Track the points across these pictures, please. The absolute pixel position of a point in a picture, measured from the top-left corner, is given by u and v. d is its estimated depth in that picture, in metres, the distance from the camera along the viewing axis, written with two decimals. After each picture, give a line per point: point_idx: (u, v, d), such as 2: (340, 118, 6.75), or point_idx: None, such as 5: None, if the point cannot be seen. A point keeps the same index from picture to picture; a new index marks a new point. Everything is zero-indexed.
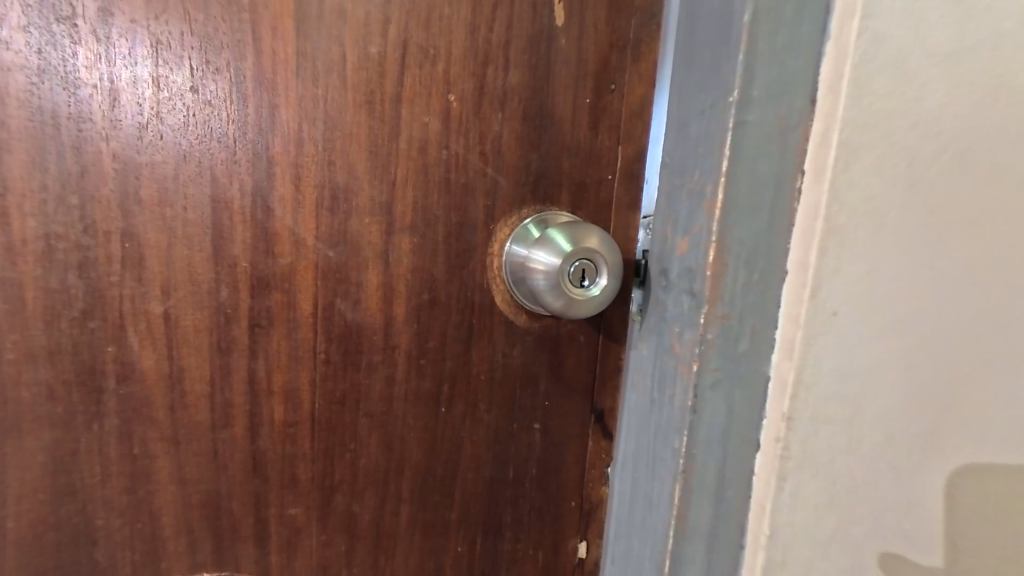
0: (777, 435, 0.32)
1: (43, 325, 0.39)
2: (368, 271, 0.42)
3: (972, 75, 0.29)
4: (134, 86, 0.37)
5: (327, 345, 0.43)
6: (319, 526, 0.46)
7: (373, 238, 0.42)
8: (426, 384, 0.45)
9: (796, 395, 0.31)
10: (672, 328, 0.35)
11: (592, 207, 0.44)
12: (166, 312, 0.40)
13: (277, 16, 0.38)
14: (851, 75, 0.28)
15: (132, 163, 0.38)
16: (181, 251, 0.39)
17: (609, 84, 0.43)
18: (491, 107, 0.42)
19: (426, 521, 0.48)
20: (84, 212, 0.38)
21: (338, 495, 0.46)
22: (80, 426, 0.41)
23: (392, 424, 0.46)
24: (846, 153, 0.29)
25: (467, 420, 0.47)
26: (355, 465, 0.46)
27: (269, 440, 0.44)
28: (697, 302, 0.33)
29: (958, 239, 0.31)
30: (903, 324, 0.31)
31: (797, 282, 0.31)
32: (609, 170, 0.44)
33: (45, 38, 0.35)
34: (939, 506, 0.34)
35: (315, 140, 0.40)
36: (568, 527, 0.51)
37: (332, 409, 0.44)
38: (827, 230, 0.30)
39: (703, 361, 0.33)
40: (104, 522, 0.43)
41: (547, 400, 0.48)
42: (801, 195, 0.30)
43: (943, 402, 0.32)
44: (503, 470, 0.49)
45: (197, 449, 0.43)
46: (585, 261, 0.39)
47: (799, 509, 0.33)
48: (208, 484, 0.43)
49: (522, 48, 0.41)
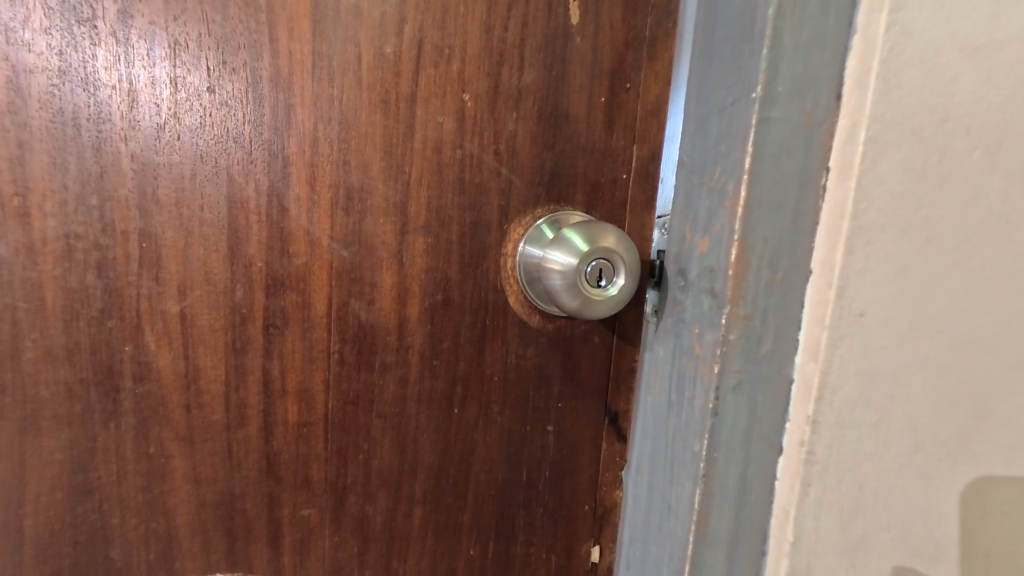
0: (801, 439, 0.31)
1: (62, 324, 0.39)
2: (382, 271, 0.42)
3: (1006, 68, 0.28)
4: (152, 86, 0.37)
5: (342, 345, 0.43)
6: (332, 526, 0.46)
7: (388, 237, 0.42)
8: (440, 384, 0.45)
9: (821, 398, 0.31)
10: (691, 329, 0.35)
11: (606, 207, 0.44)
12: (182, 311, 0.40)
13: (293, 17, 0.38)
14: (878, 70, 0.28)
15: (150, 163, 0.38)
16: (198, 251, 0.39)
17: (624, 83, 0.43)
18: (506, 106, 0.42)
19: (438, 523, 0.48)
20: (103, 212, 0.38)
21: (350, 496, 0.46)
22: (97, 425, 0.41)
23: (405, 425, 0.45)
24: (874, 149, 0.28)
25: (481, 419, 0.47)
26: (368, 465, 0.45)
27: (283, 440, 0.44)
28: (718, 302, 0.32)
29: (992, 238, 0.30)
30: (933, 325, 0.30)
31: (822, 282, 0.30)
32: (624, 169, 0.44)
33: (66, 40, 0.36)
34: (970, 514, 0.33)
35: (330, 140, 0.40)
36: (581, 530, 0.50)
37: (345, 409, 0.44)
38: (854, 228, 0.29)
39: (725, 362, 0.32)
40: (119, 521, 0.43)
41: (560, 402, 0.47)
42: (826, 193, 0.30)
43: (976, 405, 0.31)
44: (517, 471, 0.48)
45: (212, 449, 0.43)
46: (602, 260, 0.38)
47: (824, 515, 0.32)
48: (222, 484, 0.43)
49: (537, 47, 0.41)
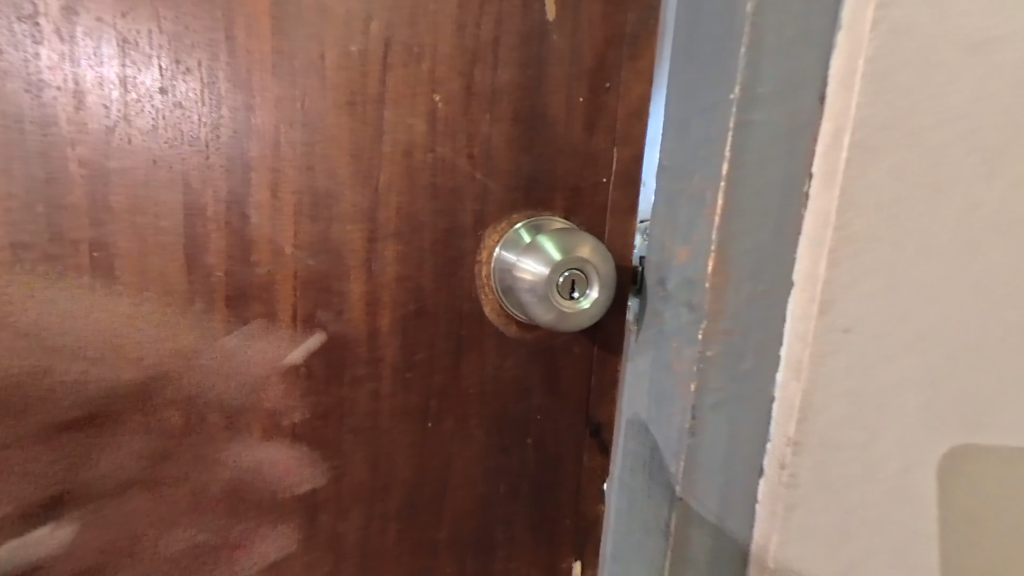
0: (782, 461, 0.30)
1: (11, 338, 0.37)
2: (351, 281, 0.40)
3: (1005, 66, 0.27)
4: (100, 87, 0.35)
5: (309, 358, 0.41)
6: (303, 545, 0.44)
7: (358, 246, 0.40)
8: (413, 398, 0.43)
9: (804, 418, 0.29)
10: (669, 343, 0.32)
11: (587, 212, 0.42)
12: (139, 323, 0.38)
13: (252, 14, 0.36)
14: (863, 71, 0.27)
15: (100, 169, 0.36)
16: (155, 261, 0.38)
17: (604, 83, 0.41)
18: (480, 108, 0.40)
19: (414, 540, 0.46)
20: (53, 220, 0.36)
21: (322, 514, 0.44)
22: (50, 443, 0.39)
23: (379, 440, 0.44)
24: (859, 154, 0.27)
25: (458, 432, 0.45)
26: (340, 482, 0.44)
27: (249, 456, 0.42)
28: (697, 316, 0.30)
29: (992, 247, 0.28)
30: (925, 342, 0.29)
31: (806, 296, 0.29)
32: (605, 173, 0.42)
33: (6, 38, 0.34)
34: (963, 537, 0.31)
35: (294, 144, 0.38)
36: (563, 545, 0.49)
37: (315, 424, 0.42)
38: (839, 239, 0.28)
39: (704, 380, 0.30)
40: (78, 542, 0.41)
41: (540, 414, 0.46)
42: (810, 201, 0.28)
43: (969, 424, 0.30)
44: (497, 485, 0.47)
45: (174, 466, 0.41)
46: (576, 271, 0.37)
47: (809, 539, 0.31)
48: (186, 502, 0.42)
49: (513, 45, 0.39)
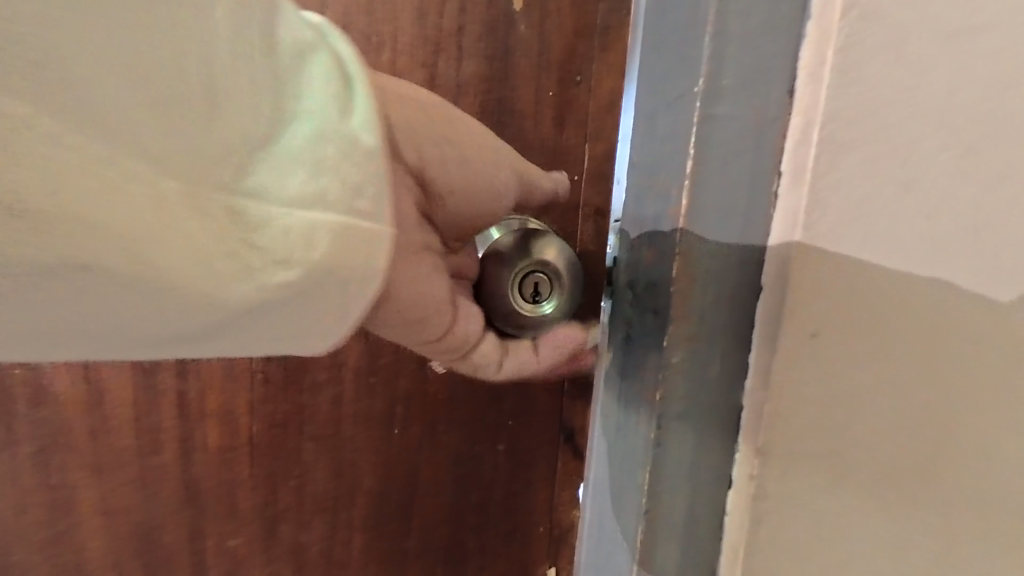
0: (751, 473, 0.29)
1: None
2: (417, 255, 0.29)
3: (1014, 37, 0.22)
4: None
5: (265, 364, 0.39)
6: (263, 557, 0.43)
7: (402, 194, 0.28)
8: (378, 403, 0.42)
9: (773, 428, 0.28)
10: (636, 349, 0.31)
11: (558, 210, 0.41)
12: None
13: None
14: (834, 61, 0.25)
15: None
16: None
17: (574, 76, 0.39)
18: (444, 101, 0.38)
19: (381, 550, 0.45)
20: None
21: (282, 525, 0.42)
22: None
23: (342, 448, 0.42)
24: (830, 150, 0.25)
25: (426, 438, 0.43)
26: (301, 491, 0.42)
27: (204, 467, 0.40)
28: (663, 321, 0.29)
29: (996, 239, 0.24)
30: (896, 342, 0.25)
31: (775, 301, 0.27)
32: (577, 170, 0.40)
33: None
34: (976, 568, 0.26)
35: None
36: (536, 552, 0.47)
37: (274, 432, 0.40)
38: (808, 240, 0.26)
39: (668, 390, 0.29)
40: (20, 558, 0.39)
41: (511, 419, 0.44)
42: (779, 201, 0.27)
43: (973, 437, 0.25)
44: (467, 492, 0.45)
45: (123, 478, 0.39)
46: (540, 274, 0.38)
47: (779, 551, 0.29)
48: (136, 515, 0.40)
49: (477, 35, 0.38)
